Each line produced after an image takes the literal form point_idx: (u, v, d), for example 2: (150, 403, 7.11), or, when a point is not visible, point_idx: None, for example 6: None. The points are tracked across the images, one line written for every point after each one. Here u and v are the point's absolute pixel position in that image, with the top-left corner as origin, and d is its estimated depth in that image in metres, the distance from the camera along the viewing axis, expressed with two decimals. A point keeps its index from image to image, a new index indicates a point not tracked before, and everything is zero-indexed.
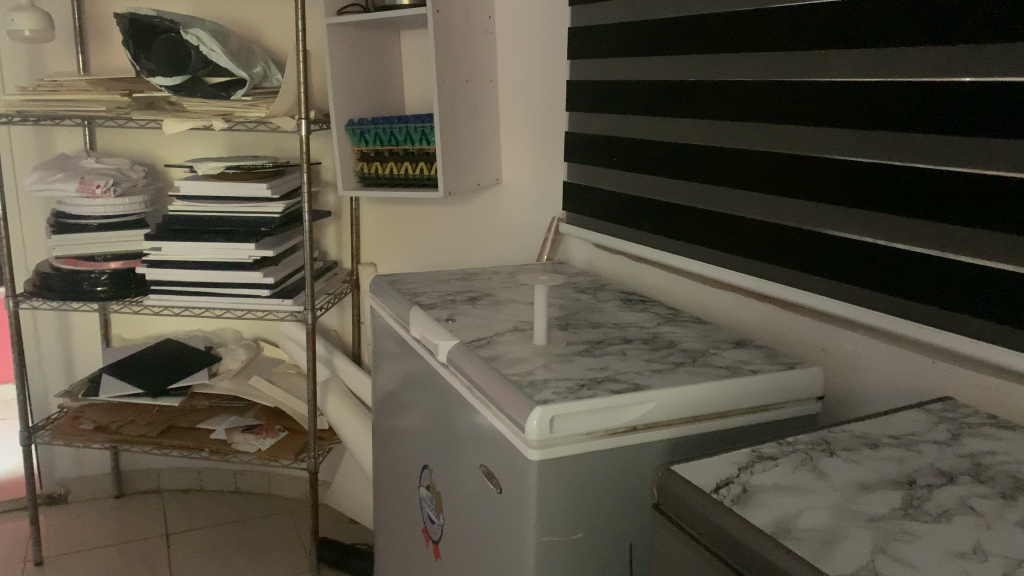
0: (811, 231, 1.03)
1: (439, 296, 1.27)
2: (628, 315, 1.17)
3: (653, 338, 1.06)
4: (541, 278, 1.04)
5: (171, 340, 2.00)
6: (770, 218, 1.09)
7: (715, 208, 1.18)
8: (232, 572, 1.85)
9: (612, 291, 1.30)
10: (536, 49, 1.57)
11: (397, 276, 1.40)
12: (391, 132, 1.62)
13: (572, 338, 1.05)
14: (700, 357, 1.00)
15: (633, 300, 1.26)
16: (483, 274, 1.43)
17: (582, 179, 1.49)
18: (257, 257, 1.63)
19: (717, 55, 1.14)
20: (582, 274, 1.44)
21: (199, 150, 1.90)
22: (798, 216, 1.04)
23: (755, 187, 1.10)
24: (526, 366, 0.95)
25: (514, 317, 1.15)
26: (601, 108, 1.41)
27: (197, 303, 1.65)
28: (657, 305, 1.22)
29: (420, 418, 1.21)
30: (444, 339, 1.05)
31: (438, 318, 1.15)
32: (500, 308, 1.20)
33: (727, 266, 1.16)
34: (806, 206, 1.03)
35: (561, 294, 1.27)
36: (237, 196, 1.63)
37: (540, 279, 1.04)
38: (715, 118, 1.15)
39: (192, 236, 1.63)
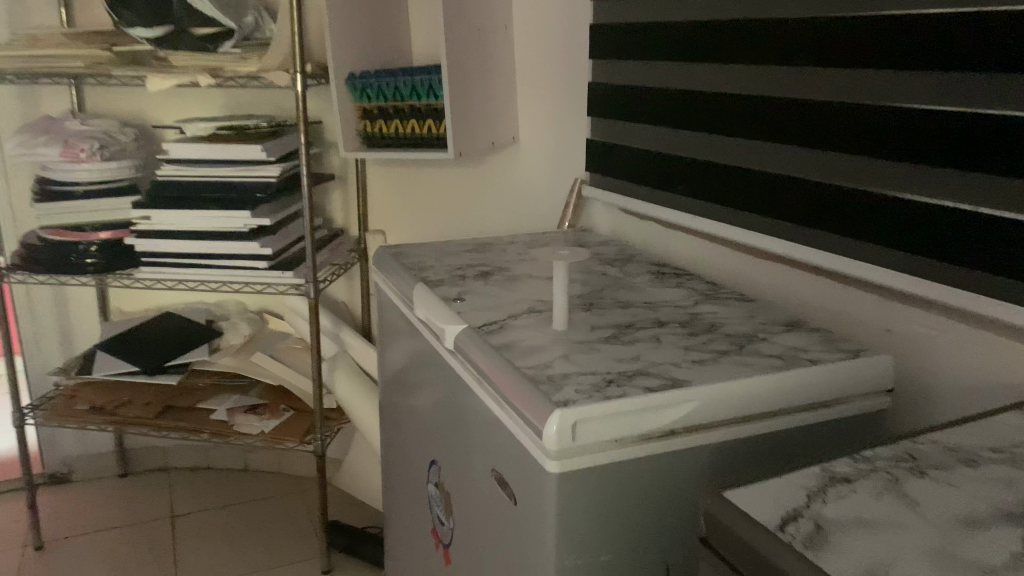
0: (876, 195, 0.87)
1: (447, 271, 1.13)
2: (662, 292, 1.03)
3: (691, 320, 0.92)
4: (561, 252, 0.90)
5: (171, 313, 1.89)
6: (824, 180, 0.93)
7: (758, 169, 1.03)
8: (239, 558, 1.76)
9: (642, 264, 1.16)
10: None
11: (403, 247, 1.27)
12: (395, 87, 1.47)
13: (597, 321, 0.91)
14: (747, 343, 0.85)
15: (667, 273, 1.11)
16: (498, 244, 1.29)
17: (607, 137, 1.34)
18: (253, 226, 1.51)
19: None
20: (608, 243, 1.30)
21: (193, 111, 1.77)
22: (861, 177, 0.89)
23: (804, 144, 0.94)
24: (543, 357, 0.81)
25: (531, 296, 1.01)
26: (628, 56, 1.25)
27: (191, 276, 1.53)
28: (694, 280, 1.08)
29: (427, 409, 1.08)
30: (452, 323, 0.92)
31: (444, 298, 1.01)
32: (516, 285, 1.06)
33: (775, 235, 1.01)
34: (868, 165, 0.87)
35: (585, 267, 1.13)
36: (231, 159, 1.50)
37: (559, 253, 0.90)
38: (757, 62, 0.99)
39: (183, 204, 1.50)
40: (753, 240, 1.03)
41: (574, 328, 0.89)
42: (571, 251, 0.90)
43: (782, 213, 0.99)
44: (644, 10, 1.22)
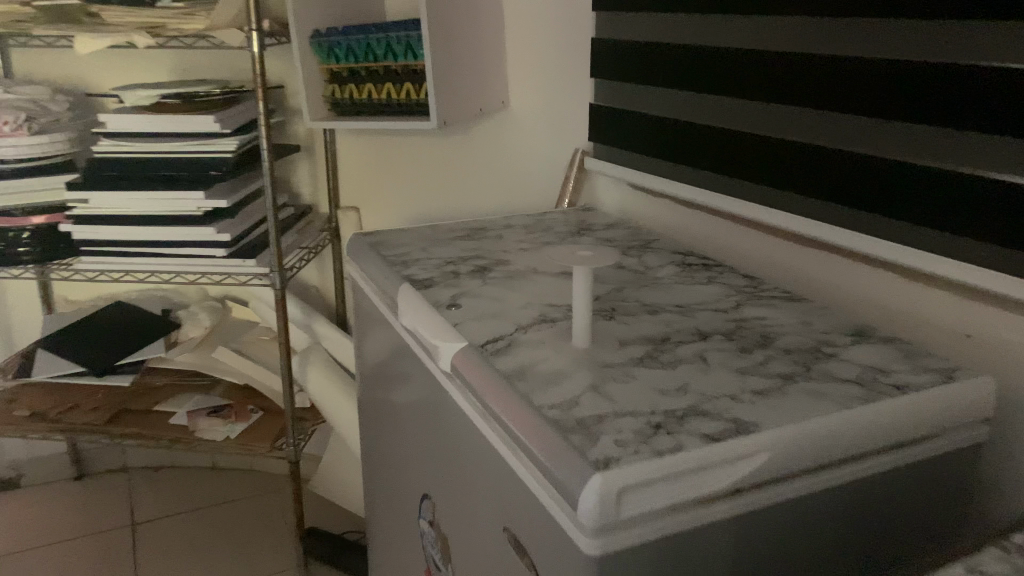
0: (967, 177, 0.71)
1: (437, 266, 0.96)
2: (694, 292, 0.86)
3: (738, 330, 0.76)
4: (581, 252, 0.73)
5: (122, 302, 1.69)
6: (896, 157, 0.77)
7: (808, 141, 0.86)
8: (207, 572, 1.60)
9: (662, 252, 0.99)
10: None
11: (382, 234, 1.09)
12: (368, 45, 1.27)
13: (626, 334, 0.75)
14: (813, 363, 0.70)
15: (694, 264, 0.95)
16: (492, 229, 1.12)
17: (615, 102, 1.17)
18: (207, 209, 1.31)
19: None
20: (617, 225, 1.13)
21: (136, 75, 1.56)
22: (945, 155, 0.73)
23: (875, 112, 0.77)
24: (567, 390, 0.65)
25: (540, 298, 0.84)
26: (641, 6, 1.07)
27: (138, 266, 1.34)
28: (728, 274, 0.92)
29: (416, 431, 0.92)
30: (447, 341, 0.75)
31: (435, 304, 0.84)
32: (519, 284, 0.89)
33: (829, 221, 0.85)
34: (958, 139, 0.71)
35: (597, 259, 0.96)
36: (179, 132, 1.30)
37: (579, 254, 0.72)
38: (814, 14, 0.82)
39: (125, 184, 1.30)
40: (801, 226, 0.86)
41: (598, 346, 0.72)
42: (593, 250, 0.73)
43: (838, 196, 0.83)
44: None
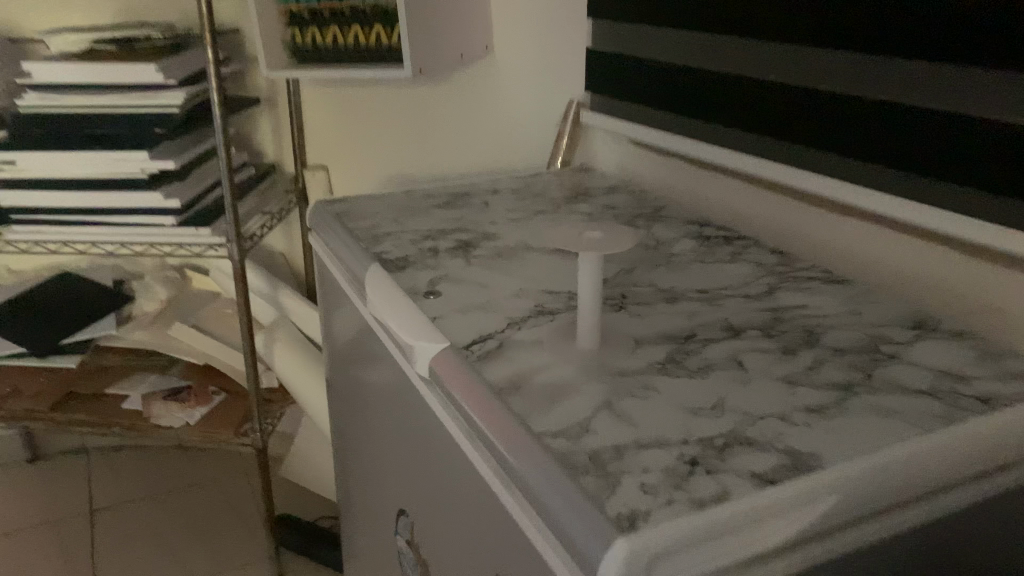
0: None
1: (412, 242, 0.82)
2: (718, 274, 0.73)
3: (777, 325, 0.63)
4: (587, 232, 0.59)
5: (69, 273, 1.54)
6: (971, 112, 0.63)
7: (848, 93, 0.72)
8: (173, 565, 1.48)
9: (674, 223, 0.86)
10: None
11: (349, 202, 0.95)
12: None
13: (641, 332, 0.62)
14: (875, 369, 0.57)
15: (712, 238, 0.82)
16: (476, 195, 0.98)
17: (617, 47, 1.01)
18: (152, 171, 1.15)
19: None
20: (619, 189, 0.99)
21: (72, 19, 1.38)
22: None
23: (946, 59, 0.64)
24: (576, 410, 0.52)
25: (535, 284, 0.71)
26: None
27: (77, 237, 1.19)
28: (755, 250, 0.78)
29: (390, 436, 0.79)
30: (425, 342, 0.61)
31: (410, 292, 0.70)
32: (509, 265, 0.75)
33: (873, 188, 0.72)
34: None
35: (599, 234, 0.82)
36: (115, 83, 1.13)
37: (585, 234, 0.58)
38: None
39: (57, 144, 1.14)
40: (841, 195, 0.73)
41: (611, 349, 0.59)
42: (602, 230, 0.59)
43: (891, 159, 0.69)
44: None
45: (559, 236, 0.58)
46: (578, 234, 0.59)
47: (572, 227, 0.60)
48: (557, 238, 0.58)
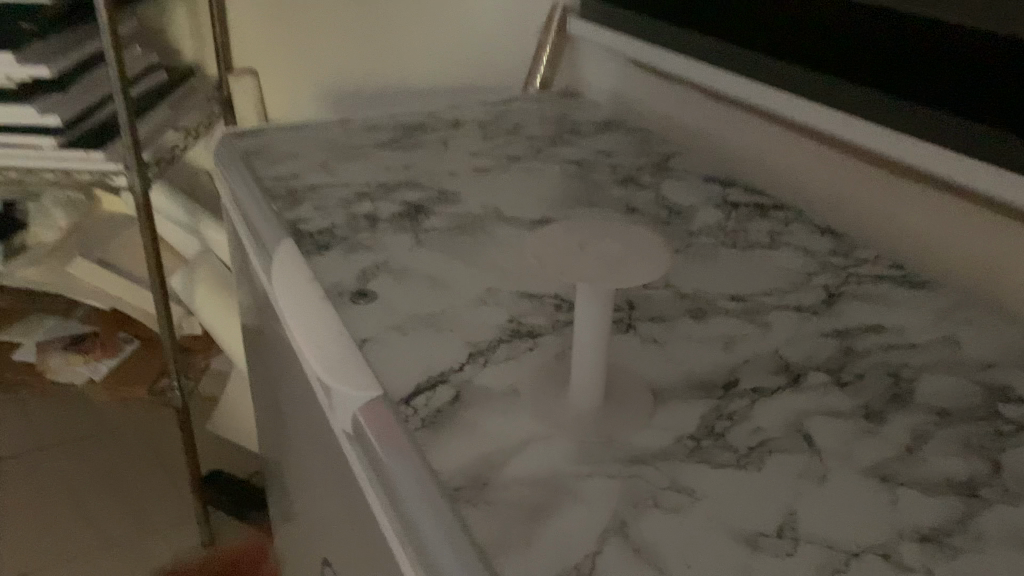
0: None
1: (343, 203, 0.61)
2: (754, 269, 0.54)
3: (846, 366, 0.45)
4: (590, 242, 0.38)
5: None
6: None
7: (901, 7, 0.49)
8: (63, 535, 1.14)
9: (689, 181, 0.66)
10: None
11: (266, 136, 0.73)
12: None
13: (663, 379, 0.43)
14: (1000, 452, 0.39)
15: (741, 206, 0.62)
16: (433, 129, 0.76)
17: None
18: (23, 79, 0.91)
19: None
20: (613, 127, 0.78)
21: None
22: None
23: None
24: (571, 538, 0.33)
25: (508, 283, 0.51)
26: None
27: None
28: (800, 229, 0.59)
29: (314, 457, 0.61)
30: (362, 384, 0.41)
31: (334, 293, 0.50)
32: (472, 248, 0.55)
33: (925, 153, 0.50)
34: None
35: (596, 199, 0.63)
36: None
37: (587, 247, 0.38)
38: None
39: None
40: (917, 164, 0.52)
41: (624, 411, 0.40)
42: (614, 236, 0.39)
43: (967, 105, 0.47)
44: None
45: (547, 250, 0.38)
46: (574, 246, 0.38)
47: (567, 226, 0.39)
48: (544, 256, 0.38)
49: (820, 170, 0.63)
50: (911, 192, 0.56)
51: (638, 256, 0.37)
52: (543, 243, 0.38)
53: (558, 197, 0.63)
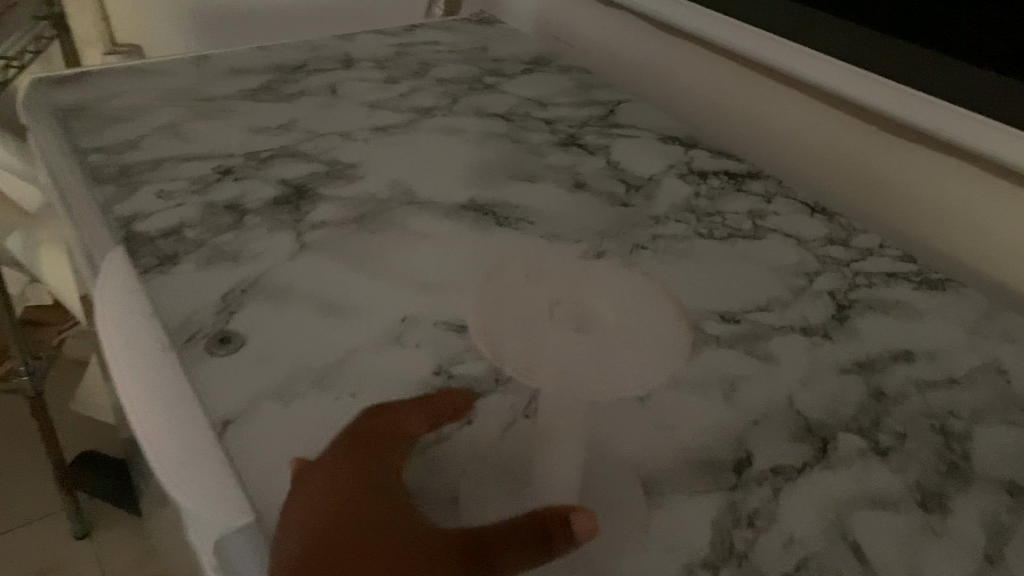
0: None
1: (196, 186, 0.45)
2: (739, 270, 0.42)
3: (878, 421, 0.34)
4: (566, 303, 0.32)
5: None
6: None
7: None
8: None
9: (644, 141, 0.53)
10: None
11: (94, 84, 0.55)
12: None
13: (650, 460, 0.31)
14: None
15: (711, 176, 0.50)
16: (318, 70, 0.60)
17: None
18: None
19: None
20: (543, 65, 0.64)
21: None
22: None
23: None
24: None
25: (428, 307, 0.38)
26: None
27: None
28: (784, 208, 0.48)
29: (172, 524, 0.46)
30: (221, 528, 0.29)
31: (183, 337, 0.35)
32: (376, 252, 0.41)
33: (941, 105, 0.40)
34: None
35: (532, 170, 0.49)
36: None
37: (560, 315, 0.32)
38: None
39: None
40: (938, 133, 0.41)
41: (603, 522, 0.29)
42: (608, 292, 0.33)
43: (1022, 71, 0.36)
44: None
45: (508, 320, 0.32)
46: (543, 309, 0.32)
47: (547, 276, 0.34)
48: (517, 333, 0.32)
49: (800, 126, 0.51)
50: (921, 160, 0.45)
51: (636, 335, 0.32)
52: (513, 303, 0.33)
53: (482, 167, 0.49)
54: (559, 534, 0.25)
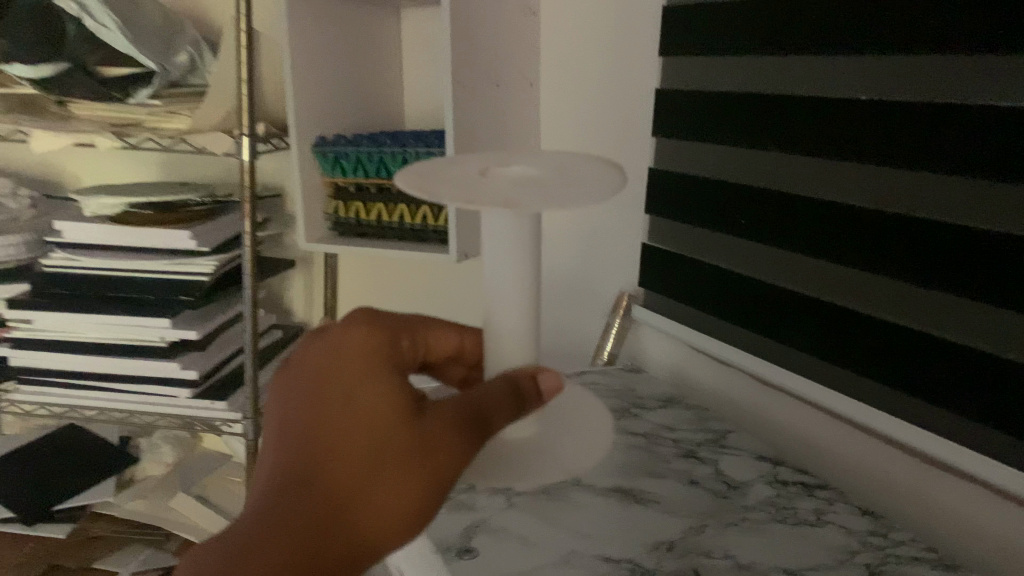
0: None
1: None
2: (800, 543, 0.62)
3: None
4: (493, 167, 0.44)
5: (76, 427, 1.45)
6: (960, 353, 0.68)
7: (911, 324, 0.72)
8: None
9: (743, 457, 0.76)
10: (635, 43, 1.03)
11: None
12: (380, 159, 1.06)
13: (600, 426, 0.52)
14: None
15: (790, 485, 0.71)
16: None
17: (681, 247, 1.00)
18: (171, 339, 1.08)
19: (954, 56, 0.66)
20: (675, 403, 0.89)
21: (115, 174, 1.35)
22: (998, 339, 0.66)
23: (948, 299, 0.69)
24: None
25: (588, 545, 0.60)
26: (732, 138, 0.88)
27: (88, 404, 1.11)
28: (841, 507, 0.68)
29: None
30: None
31: (441, 549, 0.59)
32: (557, 510, 0.65)
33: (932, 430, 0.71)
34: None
35: (662, 470, 0.73)
36: (141, 246, 1.07)
37: (492, 182, 0.42)
38: (927, 168, 0.68)
39: (75, 306, 1.08)
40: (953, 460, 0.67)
41: (563, 451, 0.50)
42: (577, 182, 0.41)
43: (963, 405, 0.67)
44: (771, 75, 0.84)
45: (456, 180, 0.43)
46: (477, 173, 0.44)
47: (455, 155, 0.47)
48: (447, 163, 0.44)
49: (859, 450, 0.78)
50: None
51: (578, 176, 0.43)
52: (448, 175, 0.43)
53: (629, 467, 0.73)
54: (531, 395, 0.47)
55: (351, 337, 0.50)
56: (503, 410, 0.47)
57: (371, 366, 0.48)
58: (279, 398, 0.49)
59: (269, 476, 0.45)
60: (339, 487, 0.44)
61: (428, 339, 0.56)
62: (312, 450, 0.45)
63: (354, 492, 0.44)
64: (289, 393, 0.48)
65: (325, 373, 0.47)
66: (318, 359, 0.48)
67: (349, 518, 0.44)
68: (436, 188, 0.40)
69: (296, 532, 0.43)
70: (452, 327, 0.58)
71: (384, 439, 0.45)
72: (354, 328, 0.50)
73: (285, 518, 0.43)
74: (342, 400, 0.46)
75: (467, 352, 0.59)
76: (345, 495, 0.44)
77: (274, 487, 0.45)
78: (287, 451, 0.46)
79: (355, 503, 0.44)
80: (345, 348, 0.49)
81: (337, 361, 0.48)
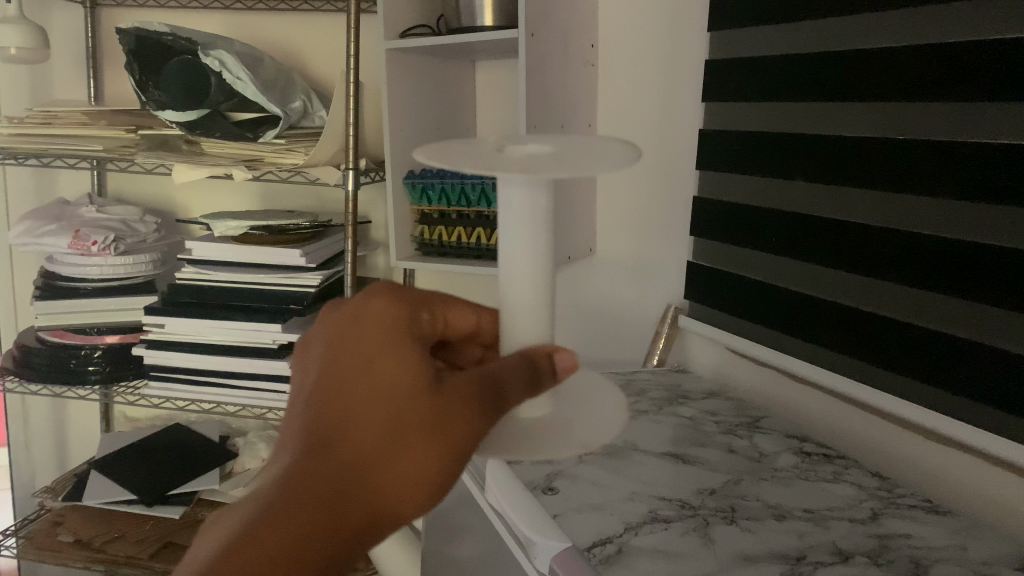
0: (1007, 363, 0.77)
1: None
2: (820, 493, 0.76)
3: (882, 550, 0.66)
4: (510, 147, 0.47)
5: (181, 425, 1.64)
6: (951, 344, 0.82)
7: (915, 321, 0.87)
8: None
9: (775, 435, 0.91)
10: (680, 93, 1.22)
11: None
12: (461, 188, 1.24)
13: (611, 408, 0.54)
14: None
15: (814, 455, 0.86)
16: None
17: (719, 263, 1.17)
18: (282, 341, 1.27)
19: (938, 103, 0.82)
20: (715, 396, 1.04)
21: (224, 203, 1.55)
22: (981, 330, 0.81)
23: (943, 297, 0.83)
24: None
25: (647, 489, 0.75)
26: (762, 171, 1.05)
27: (209, 396, 1.30)
28: (857, 471, 0.82)
29: None
30: (530, 533, 0.66)
31: (530, 486, 0.75)
32: (622, 464, 0.81)
33: (933, 408, 0.86)
34: (1004, 322, 0.78)
35: (705, 440, 0.88)
36: (259, 262, 1.26)
37: (510, 156, 0.45)
38: (922, 192, 0.83)
39: (202, 313, 1.27)
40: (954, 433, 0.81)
41: (577, 428, 0.50)
42: (593, 156, 0.43)
43: (957, 387, 0.82)
44: (791, 116, 1.01)
45: (476, 155, 0.46)
46: (497, 151, 0.47)
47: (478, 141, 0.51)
48: (466, 143, 0.47)
49: (880, 426, 0.93)
50: None
51: (595, 152, 0.45)
52: (467, 149, 0.46)
53: (677, 438, 0.88)
54: (550, 371, 0.48)
55: (372, 308, 0.49)
56: (521, 386, 0.47)
57: (390, 336, 0.48)
58: (303, 371, 0.49)
59: (289, 450, 0.46)
60: (353, 459, 0.44)
61: (447, 314, 0.56)
62: (338, 415, 0.45)
63: (374, 457, 0.44)
64: (310, 366, 0.49)
65: (344, 344, 0.47)
66: (339, 330, 0.49)
67: (363, 492, 0.44)
68: (455, 156, 0.43)
69: (319, 493, 0.44)
70: (471, 308, 0.58)
71: (402, 410, 0.45)
72: (375, 300, 0.50)
73: (297, 490, 0.44)
74: (364, 368, 0.46)
75: (483, 331, 0.59)
76: (367, 462, 0.44)
77: (293, 458, 0.45)
78: (311, 418, 0.46)
79: (378, 469, 0.45)
80: (365, 320, 0.49)
81: (357, 331, 0.48)
